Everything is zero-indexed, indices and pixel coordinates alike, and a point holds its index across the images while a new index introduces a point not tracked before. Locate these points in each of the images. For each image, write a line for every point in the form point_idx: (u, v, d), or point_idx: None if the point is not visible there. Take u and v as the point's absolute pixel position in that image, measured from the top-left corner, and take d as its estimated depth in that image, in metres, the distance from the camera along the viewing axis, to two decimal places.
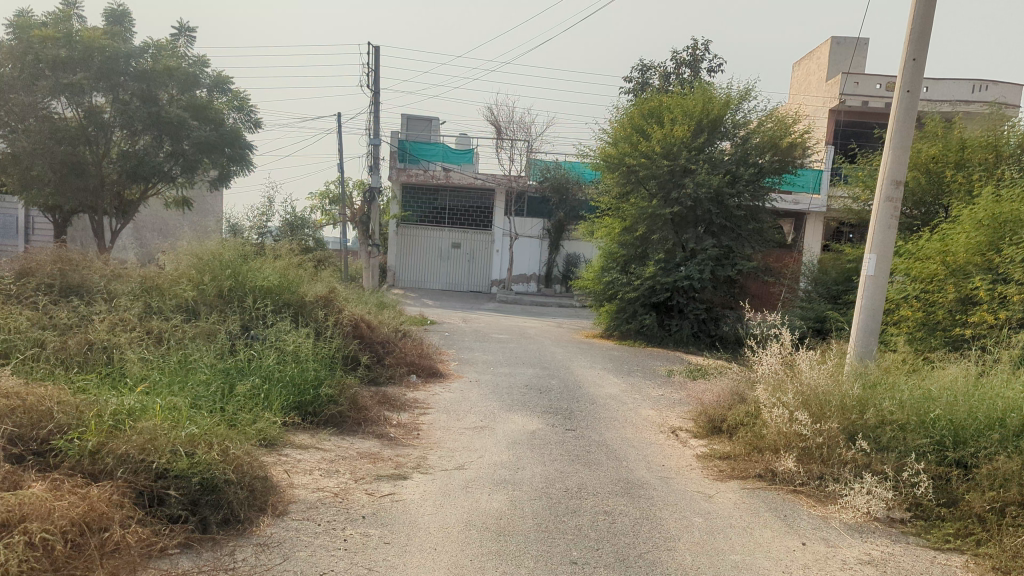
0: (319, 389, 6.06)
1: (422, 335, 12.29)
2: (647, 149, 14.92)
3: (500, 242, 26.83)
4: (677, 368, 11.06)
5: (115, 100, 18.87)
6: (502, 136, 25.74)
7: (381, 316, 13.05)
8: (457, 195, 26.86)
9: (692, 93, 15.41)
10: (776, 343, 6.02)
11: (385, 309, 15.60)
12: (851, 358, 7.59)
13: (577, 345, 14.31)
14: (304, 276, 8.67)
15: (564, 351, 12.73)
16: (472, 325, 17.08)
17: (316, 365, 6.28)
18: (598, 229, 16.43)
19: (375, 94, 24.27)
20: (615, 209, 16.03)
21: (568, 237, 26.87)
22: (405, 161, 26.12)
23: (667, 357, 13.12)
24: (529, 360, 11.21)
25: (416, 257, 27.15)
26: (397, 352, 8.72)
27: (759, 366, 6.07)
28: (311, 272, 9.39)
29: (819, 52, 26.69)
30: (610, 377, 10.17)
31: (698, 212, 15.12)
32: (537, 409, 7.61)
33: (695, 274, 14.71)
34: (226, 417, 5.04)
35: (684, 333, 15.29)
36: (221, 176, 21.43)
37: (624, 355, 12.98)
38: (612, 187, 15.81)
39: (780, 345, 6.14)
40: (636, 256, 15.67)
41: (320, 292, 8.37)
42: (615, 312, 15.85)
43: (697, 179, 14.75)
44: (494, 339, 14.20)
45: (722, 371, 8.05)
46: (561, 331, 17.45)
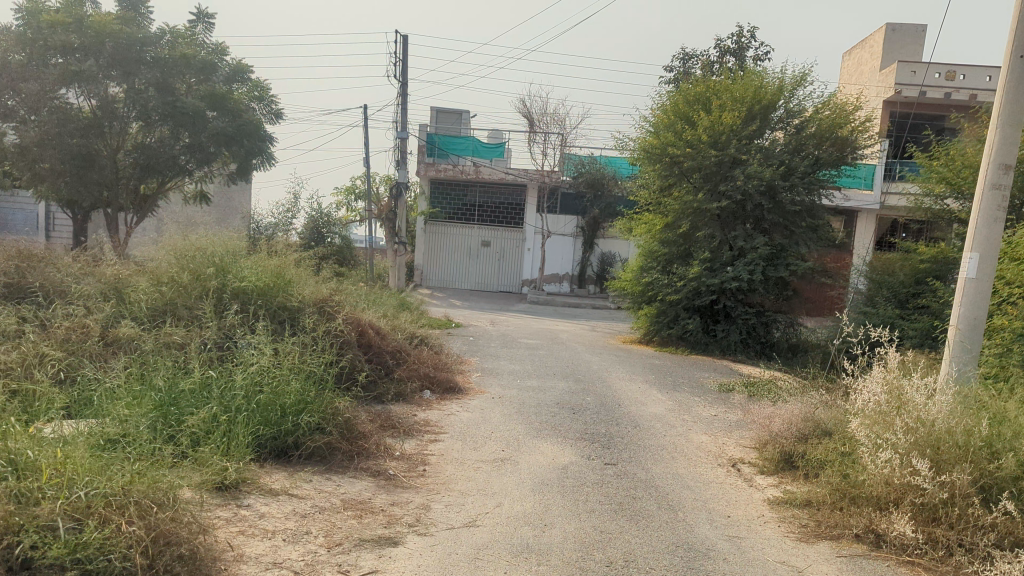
0: (300, 415, 4.98)
1: (442, 341, 11.15)
2: (692, 138, 13.65)
3: (532, 240, 25.69)
4: (729, 383, 9.79)
5: (128, 88, 17.84)
6: (534, 130, 24.54)
7: (399, 320, 11.96)
8: (487, 191, 25.75)
9: (742, 78, 14.10)
10: (878, 367, 4.79)
11: (405, 311, 14.54)
12: (948, 379, 6.14)
13: (614, 352, 13.10)
14: (304, 275, 7.57)
15: (599, 360, 11.53)
16: (500, 328, 15.90)
17: (301, 385, 5.18)
18: (638, 226, 15.19)
19: (402, 85, 23.23)
20: (655, 204, 14.81)
21: (603, 235, 25.58)
22: (434, 155, 24.96)
23: (715, 368, 11.84)
24: (561, 370, 10.01)
25: (444, 256, 26.07)
26: (409, 363, 7.61)
27: (856, 395, 4.82)
28: (313, 270, 8.29)
29: (872, 40, 25.15)
30: (652, 391, 8.94)
31: (748, 207, 13.82)
32: (570, 435, 6.43)
33: (744, 274, 13.41)
34: (166, 467, 3.95)
35: (731, 340, 13.95)
36: (240, 170, 20.29)
37: (666, 365, 11.73)
38: (652, 179, 14.56)
39: (882, 367, 4.88)
40: (679, 255, 14.39)
41: (319, 293, 7.26)
42: (656, 316, 14.57)
43: (747, 170, 13.46)
44: (524, 344, 13.04)
45: (792, 394, 6.80)
46: (595, 335, 16.23)
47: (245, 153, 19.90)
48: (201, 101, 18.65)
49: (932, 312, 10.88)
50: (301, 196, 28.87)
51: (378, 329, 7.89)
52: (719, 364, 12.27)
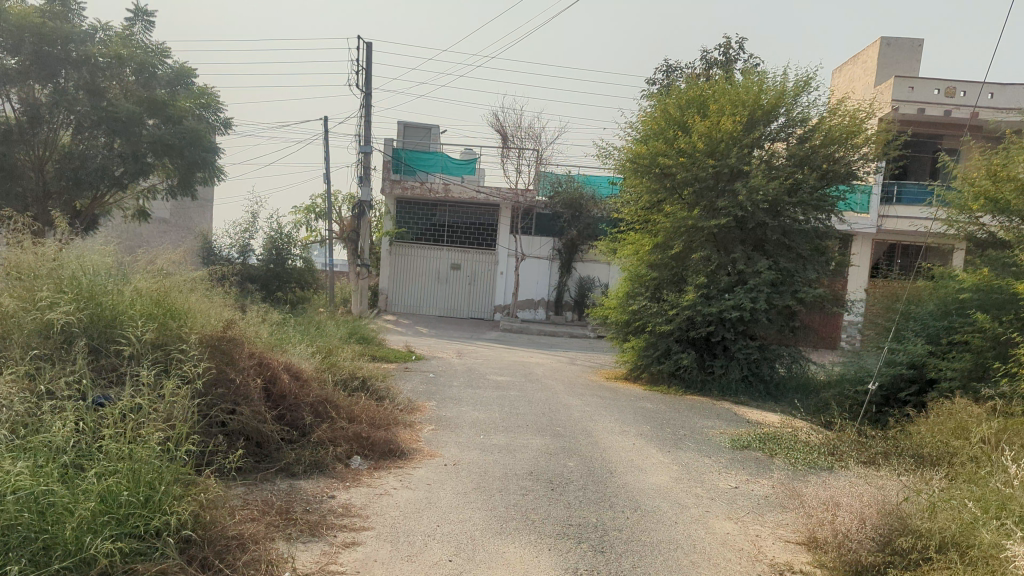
0: (100, 537, 3.05)
1: (392, 381, 9.25)
2: (686, 146, 11.96)
3: (504, 264, 23.95)
4: (743, 438, 8.00)
5: (51, 88, 15.90)
6: (508, 144, 22.79)
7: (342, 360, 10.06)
8: (458, 210, 24.00)
9: (740, 81, 12.48)
10: None
11: (357, 346, 12.67)
12: None
13: (598, 392, 11.31)
14: (194, 304, 5.68)
15: (581, 404, 9.72)
16: (468, 362, 14.00)
17: (118, 481, 3.26)
18: (624, 247, 13.46)
19: (366, 95, 21.48)
20: (643, 223, 13.11)
21: (581, 258, 23.85)
22: (400, 172, 23.37)
23: (716, 413, 10.07)
24: (535, 419, 8.15)
25: (411, 281, 24.15)
26: (336, 421, 5.86)
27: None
28: (214, 300, 6.39)
29: (866, 55, 23.86)
30: (650, 450, 7.13)
31: (748, 225, 12.16)
32: (550, 531, 4.59)
33: (747, 302, 11.68)
34: None
35: (730, 377, 12.16)
36: (181, 182, 18.17)
37: (660, 410, 9.94)
38: (641, 193, 12.86)
39: None
40: (670, 279, 12.66)
41: (205, 328, 5.39)
42: (643, 350, 12.78)
43: (748, 184, 11.79)
44: (493, 383, 11.21)
45: (856, 483, 5.07)
46: (575, 369, 14.42)
47: (186, 164, 17.73)
48: (134, 105, 16.65)
49: (974, 348, 9.21)
50: (259, 215, 26.92)
51: (299, 376, 6.16)
52: (720, 408, 10.50)
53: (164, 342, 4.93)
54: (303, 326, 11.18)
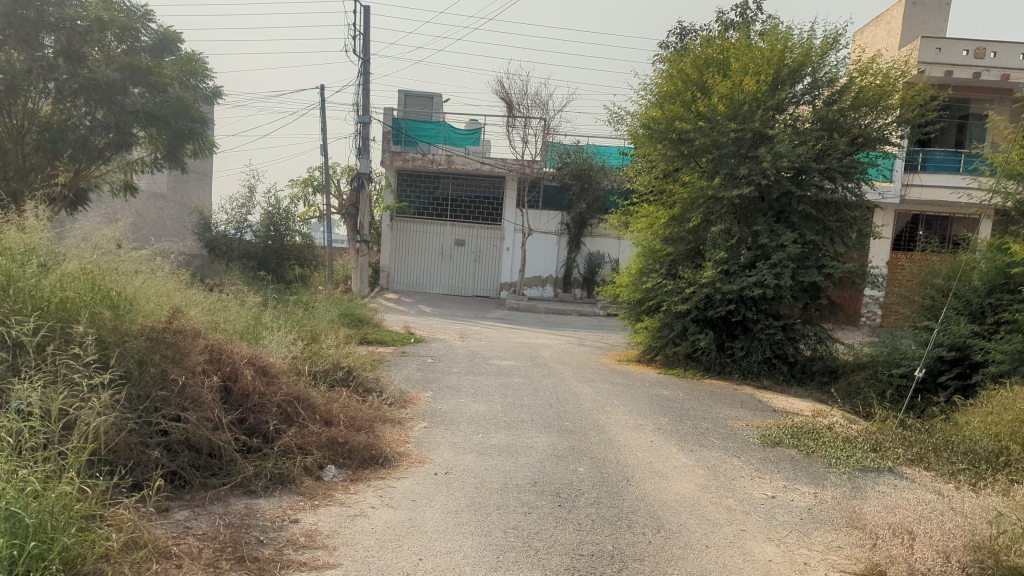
0: None
1: (384, 370, 8.46)
2: (705, 109, 11.06)
3: (511, 239, 23.05)
4: (773, 433, 7.15)
5: (26, 53, 15.06)
6: (514, 113, 21.79)
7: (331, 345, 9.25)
8: (461, 183, 23.11)
9: (763, 38, 11.52)
10: None
11: (350, 328, 11.84)
12: None
13: (609, 376, 10.47)
14: (139, 294, 4.89)
15: (592, 392, 8.89)
16: (470, 344, 13.21)
17: None
18: (637, 220, 12.58)
19: (364, 62, 20.55)
20: (657, 194, 12.26)
21: (590, 232, 22.92)
22: (401, 144, 22.43)
23: (739, 401, 9.22)
24: (542, 412, 7.32)
25: (414, 257, 23.28)
26: (309, 425, 5.05)
27: None
28: (166, 288, 5.59)
29: (889, 16, 22.69)
30: (671, 448, 6.33)
31: (772, 195, 11.26)
32: (559, 567, 3.75)
33: (771, 279, 10.79)
34: None
35: (752, 360, 11.29)
36: (168, 153, 17.40)
37: (677, 397, 9.09)
38: (656, 161, 11.97)
39: None
40: (686, 255, 11.79)
41: (142, 321, 4.57)
42: (658, 330, 11.92)
43: (773, 149, 10.87)
44: (496, 367, 10.36)
45: (918, 506, 4.26)
46: (583, 351, 13.59)
47: (172, 135, 16.94)
48: (115, 72, 15.80)
49: None
50: (256, 190, 26.06)
51: (268, 372, 5.35)
52: (744, 395, 9.65)
53: (83, 338, 4.13)
54: (290, 309, 10.37)
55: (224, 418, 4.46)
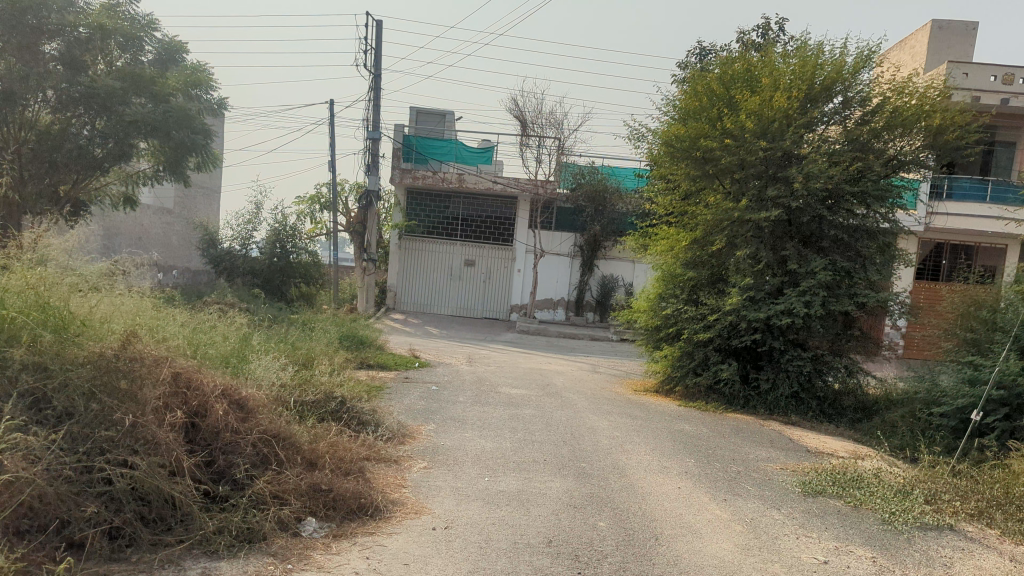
0: None
1: (382, 399, 7.77)
2: (732, 126, 10.40)
3: (522, 260, 22.40)
4: (814, 481, 6.39)
5: (25, 60, 14.55)
6: (527, 132, 21.20)
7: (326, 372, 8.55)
8: (472, 203, 22.50)
9: (793, 53, 10.87)
10: None
11: (351, 353, 11.14)
12: None
13: (626, 408, 9.74)
14: (92, 321, 4.24)
15: (608, 426, 8.17)
16: (477, 369, 12.50)
17: None
18: (657, 242, 11.89)
19: (375, 77, 20.04)
20: (678, 215, 11.58)
21: (604, 255, 22.24)
22: (411, 161, 21.92)
23: (768, 439, 8.48)
24: (555, 451, 6.61)
25: (422, 277, 22.63)
26: (290, 469, 4.37)
27: None
28: (130, 309, 4.92)
29: (915, 39, 22.07)
30: (701, 498, 5.60)
31: (802, 218, 10.58)
32: None
33: (801, 307, 10.07)
34: None
35: (779, 393, 10.52)
36: (171, 165, 16.87)
37: (700, 434, 8.35)
38: (677, 180, 11.30)
39: None
40: (709, 280, 11.09)
41: (90, 350, 3.96)
42: (677, 360, 11.17)
43: (804, 169, 10.19)
44: (506, 396, 9.64)
45: None
46: (597, 379, 12.86)
47: (174, 147, 16.41)
48: (117, 81, 15.28)
49: None
50: (262, 206, 25.54)
51: (246, 405, 4.67)
52: (773, 433, 8.91)
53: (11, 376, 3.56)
54: (287, 330, 9.70)
55: (186, 463, 3.81)
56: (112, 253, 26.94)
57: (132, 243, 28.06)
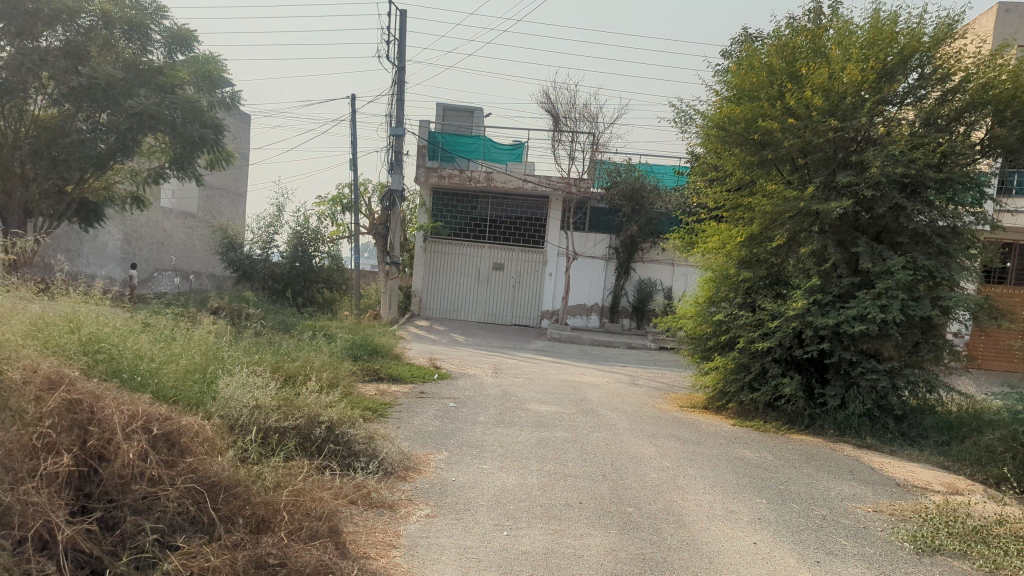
0: None
1: (386, 424, 6.55)
2: (796, 104, 9.12)
3: (553, 263, 21.15)
4: (922, 531, 5.03)
5: (23, 49, 13.66)
6: (560, 127, 19.93)
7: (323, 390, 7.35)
8: (501, 203, 21.31)
9: (864, 23, 9.55)
10: None
11: (362, 365, 9.96)
12: None
13: (672, 428, 8.42)
14: None
15: (656, 453, 6.86)
16: (503, 381, 11.25)
17: None
18: (705, 241, 10.60)
19: (398, 70, 18.95)
20: (731, 210, 10.27)
21: (641, 258, 20.87)
22: (437, 159, 20.76)
23: (846, 469, 7.10)
24: (593, 491, 5.32)
25: (448, 281, 21.46)
26: (227, 536, 3.21)
27: None
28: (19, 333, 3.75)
29: (980, 24, 20.39)
30: (785, 560, 4.28)
31: (876, 210, 9.19)
32: None
33: (876, 311, 8.70)
34: None
35: (850, 412, 9.08)
36: (180, 159, 15.86)
37: (764, 463, 7.00)
38: (729, 169, 10.04)
39: None
40: (766, 281, 9.78)
41: None
42: (730, 373, 9.81)
43: (881, 151, 8.88)
44: (533, 415, 8.38)
45: None
46: (637, 392, 11.52)
47: (182, 140, 15.40)
48: (119, 71, 14.35)
49: None
50: (284, 209, 24.59)
51: (179, 444, 3.54)
52: (849, 460, 7.53)
53: None
54: (285, 341, 8.55)
55: (61, 536, 2.81)
56: (132, 258, 26.17)
57: (153, 247, 27.27)
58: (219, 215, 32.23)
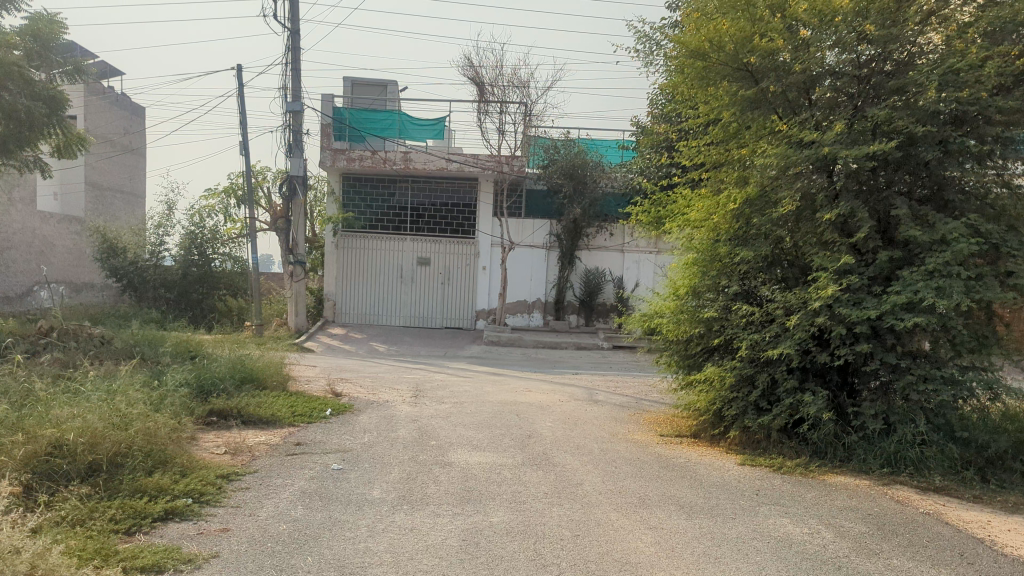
0: None
1: (197, 552, 3.72)
2: (811, 10, 6.74)
3: (486, 256, 18.44)
4: None
5: None
6: (486, 97, 17.15)
7: (93, 485, 4.50)
8: (424, 188, 18.45)
9: None
10: None
11: (217, 407, 7.04)
12: None
13: (663, 484, 5.72)
14: None
15: (660, 552, 4.16)
16: (425, 411, 8.45)
17: None
18: (684, 214, 8.03)
19: (291, 32, 15.95)
20: (718, 168, 7.78)
21: (585, 244, 18.20)
22: (345, 140, 17.88)
23: (954, 550, 4.50)
24: None
25: (366, 281, 18.51)
26: None
27: None
28: None
29: None
30: None
31: (919, 157, 6.59)
32: None
33: (935, 296, 6.11)
34: None
35: (901, 440, 6.50)
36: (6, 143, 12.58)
37: (827, 550, 4.36)
38: (715, 113, 7.53)
39: None
40: (768, 263, 7.22)
41: None
42: (728, 389, 7.24)
43: (932, 67, 6.41)
44: (459, 476, 5.59)
45: None
46: (600, 415, 8.82)
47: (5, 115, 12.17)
48: None
49: None
50: (175, 207, 21.26)
51: None
52: (938, 527, 4.97)
53: None
54: (72, 389, 5.57)
55: None
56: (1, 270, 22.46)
57: (29, 257, 23.59)
58: (113, 218, 28.65)
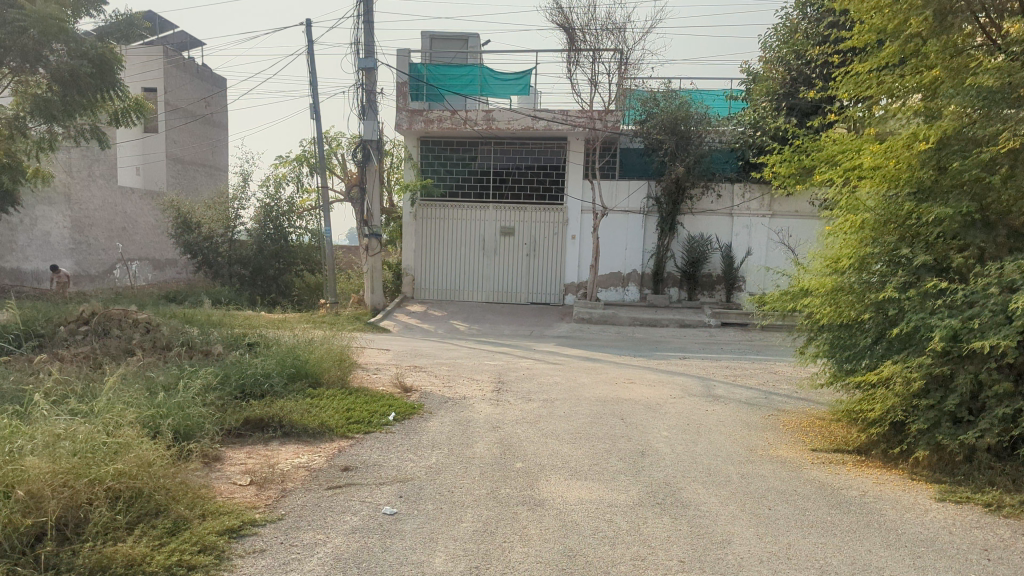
0: None
1: None
2: None
3: (577, 224, 16.73)
4: None
5: None
6: (576, 45, 15.37)
7: (35, 561, 3.16)
8: (509, 150, 16.87)
9: None
10: None
11: (253, 416, 5.67)
12: None
13: (848, 544, 4.01)
14: None
15: None
16: (510, 413, 6.91)
17: None
18: (843, 164, 6.20)
19: None
20: (890, 100, 5.90)
21: (688, 208, 16.25)
22: (422, 99, 16.48)
23: None
24: None
25: (447, 253, 17.12)
26: None
27: None
28: None
29: None
30: None
31: None
32: None
33: None
34: None
35: None
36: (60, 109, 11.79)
37: None
38: (890, 25, 5.64)
39: None
40: (968, 224, 5.33)
41: None
42: (912, 393, 5.42)
43: None
44: (556, 527, 4.02)
45: None
46: (726, 418, 7.10)
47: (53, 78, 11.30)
48: None
49: None
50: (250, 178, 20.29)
51: None
52: None
53: None
54: (44, 409, 4.25)
55: None
56: (82, 248, 22.02)
57: (110, 234, 23.13)
58: (195, 191, 28.14)
